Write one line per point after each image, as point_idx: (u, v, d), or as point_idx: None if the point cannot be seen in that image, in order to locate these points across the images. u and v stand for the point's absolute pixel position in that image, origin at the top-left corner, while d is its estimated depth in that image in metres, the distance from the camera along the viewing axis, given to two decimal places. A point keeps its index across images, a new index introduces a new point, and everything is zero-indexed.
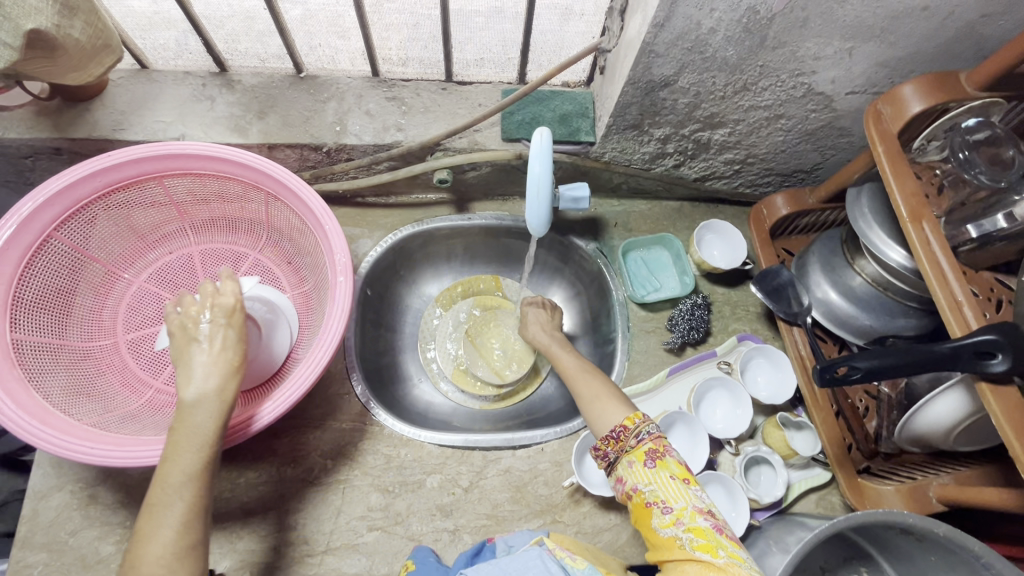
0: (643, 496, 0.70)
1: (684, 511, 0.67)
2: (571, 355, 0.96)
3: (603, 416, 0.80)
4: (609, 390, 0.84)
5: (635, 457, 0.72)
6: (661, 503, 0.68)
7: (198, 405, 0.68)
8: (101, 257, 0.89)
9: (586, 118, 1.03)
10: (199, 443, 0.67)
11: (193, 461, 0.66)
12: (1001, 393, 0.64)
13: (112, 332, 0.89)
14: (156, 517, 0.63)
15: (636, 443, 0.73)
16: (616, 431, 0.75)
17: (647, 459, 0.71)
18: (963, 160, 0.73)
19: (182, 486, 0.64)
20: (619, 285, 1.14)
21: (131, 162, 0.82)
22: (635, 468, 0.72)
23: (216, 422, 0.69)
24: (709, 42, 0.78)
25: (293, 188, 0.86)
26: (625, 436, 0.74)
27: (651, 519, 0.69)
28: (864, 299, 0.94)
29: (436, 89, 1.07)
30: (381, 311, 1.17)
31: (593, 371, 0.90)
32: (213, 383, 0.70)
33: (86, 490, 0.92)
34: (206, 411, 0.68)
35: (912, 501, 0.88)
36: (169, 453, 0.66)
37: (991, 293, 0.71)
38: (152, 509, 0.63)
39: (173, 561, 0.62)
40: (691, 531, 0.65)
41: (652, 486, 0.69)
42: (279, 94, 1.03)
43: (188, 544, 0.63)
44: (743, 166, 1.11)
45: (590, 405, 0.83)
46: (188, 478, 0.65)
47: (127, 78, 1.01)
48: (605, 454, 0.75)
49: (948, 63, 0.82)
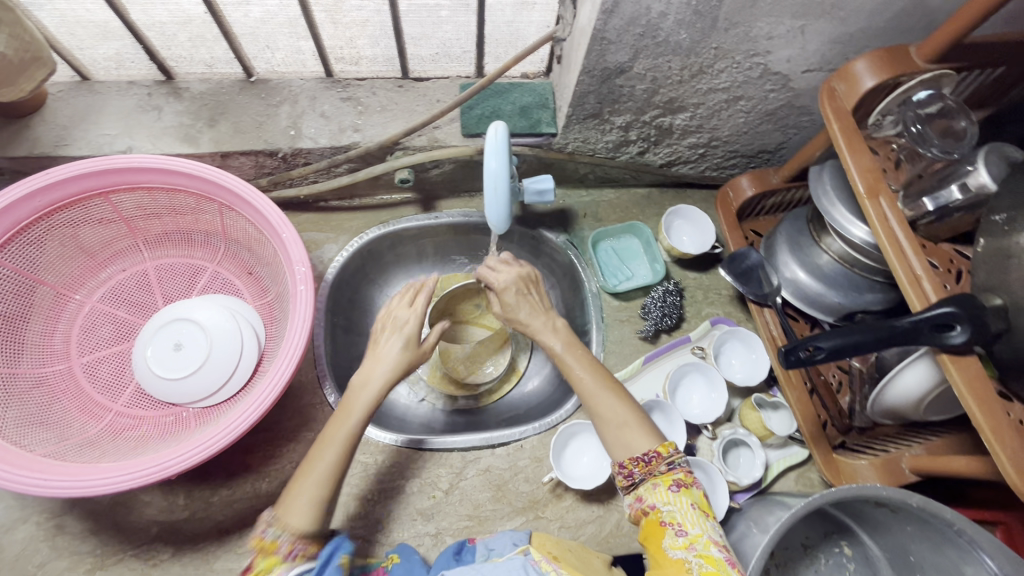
0: (660, 514, 0.72)
1: (698, 537, 0.68)
2: (581, 360, 0.84)
3: (629, 445, 0.77)
4: (635, 413, 0.79)
5: (661, 480, 0.74)
6: (677, 524, 0.70)
7: (361, 397, 0.78)
8: (49, 279, 0.85)
9: (547, 109, 1.02)
10: (350, 432, 0.76)
11: (338, 450, 0.74)
12: (962, 364, 0.64)
13: (66, 356, 0.86)
14: (308, 480, 0.72)
15: (667, 469, 0.75)
16: (648, 455, 0.75)
17: (673, 484, 0.74)
18: (918, 134, 0.74)
19: (333, 438, 0.75)
20: (590, 272, 1.14)
21: (74, 179, 0.79)
22: (659, 491, 0.74)
23: (372, 403, 0.79)
24: (660, 27, 0.77)
25: (246, 197, 0.83)
26: (656, 461, 0.75)
27: (662, 538, 0.70)
28: (829, 276, 0.95)
29: (393, 87, 1.05)
30: (353, 316, 1.14)
31: (614, 387, 0.82)
32: (390, 364, 0.81)
33: (52, 520, 0.90)
34: (371, 390, 0.79)
35: (886, 474, 0.89)
36: (331, 417, 0.77)
37: (951, 265, 0.72)
38: (311, 456, 0.74)
39: (314, 507, 0.70)
40: (702, 558, 0.67)
41: (671, 506, 0.72)
42: (229, 100, 1.00)
43: (327, 497, 0.72)
44: (707, 150, 1.10)
45: (616, 431, 0.78)
46: (338, 441, 0.75)
47: (67, 91, 0.97)
48: (630, 473, 0.75)
49: (898, 37, 0.82)
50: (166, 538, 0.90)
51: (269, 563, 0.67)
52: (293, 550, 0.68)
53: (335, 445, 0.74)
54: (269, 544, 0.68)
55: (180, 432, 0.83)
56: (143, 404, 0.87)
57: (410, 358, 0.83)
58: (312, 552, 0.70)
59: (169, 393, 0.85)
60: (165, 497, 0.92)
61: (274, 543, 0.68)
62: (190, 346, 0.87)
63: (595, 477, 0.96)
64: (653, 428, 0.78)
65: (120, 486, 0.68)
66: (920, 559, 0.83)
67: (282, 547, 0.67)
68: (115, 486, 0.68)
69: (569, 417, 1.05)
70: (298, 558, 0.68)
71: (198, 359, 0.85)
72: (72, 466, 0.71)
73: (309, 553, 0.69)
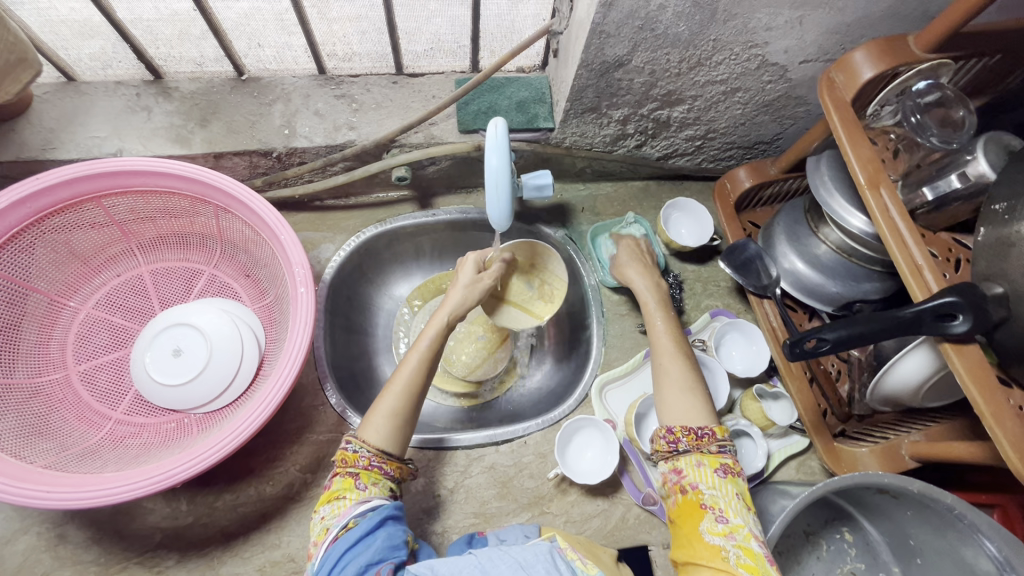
0: (701, 497, 0.73)
1: (739, 529, 0.70)
2: (666, 325, 0.95)
3: (682, 413, 0.82)
4: (700, 388, 0.85)
5: (709, 461, 0.76)
6: (718, 511, 0.72)
7: (432, 333, 0.86)
8: (42, 286, 0.84)
9: (544, 103, 1.01)
10: (424, 363, 0.84)
11: (414, 378, 0.82)
12: (965, 352, 0.65)
13: (62, 365, 0.84)
14: (384, 405, 0.79)
15: (717, 451, 0.77)
16: (703, 431, 0.78)
17: (721, 468, 0.76)
18: (916, 124, 0.74)
19: (411, 362, 0.83)
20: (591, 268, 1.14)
21: (66, 183, 0.77)
22: (704, 471, 0.76)
23: (444, 327, 0.87)
24: (659, 19, 0.76)
25: (243, 199, 0.82)
26: (709, 439, 0.78)
27: (701, 521, 0.72)
28: (829, 266, 0.95)
29: (387, 83, 1.04)
30: (352, 316, 1.13)
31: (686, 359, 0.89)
32: (461, 296, 0.90)
33: (53, 530, 0.89)
34: (442, 317, 0.88)
35: (887, 460, 0.90)
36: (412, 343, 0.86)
37: (950, 254, 0.72)
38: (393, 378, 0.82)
39: (393, 418, 0.78)
40: (741, 549, 0.68)
41: (715, 491, 0.74)
42: (220, 99, 0.98)
43: (405, 411, 0.79)
44: (704, 142, 1.10)
45: (679, 395, 0.84)
46: (415, 362, 0.83)
47: (53, 93, 0.95)
48: (676, 441, 0.78)
49: (895, 26, 0.82)
50: (170, 544, 0.89)
51: (346, 483, 0.73)
52: (372, 465, 0.75)
53: (411, 372, 0.82)
54: (351, 457, 0.75)
55: (182, 439, 0.82)
56: (142, 411, 0.86)
57: (478, 300, 0.92)
58: (388, 471, 0.76)
59: (170, 400, 0.84)
60: (169, 503, 0.91)
61: (356, 448, 0.75)
62: (190, 351, 0.86)
63: (599, 472, 0.96)
64: (710, 410, 0.83)
65: (126, 496, 0.68)
66: (920, 543, 0.85)
67: (364, 451, 0.75)
68: (119, 496, 0.67)
69: (572, 412, 1.05)
70: (376, 472, 0.75)
71: (198, 363, 0.84)
72: (74, 477, 0.70)
73: (386, 471, 0.76)
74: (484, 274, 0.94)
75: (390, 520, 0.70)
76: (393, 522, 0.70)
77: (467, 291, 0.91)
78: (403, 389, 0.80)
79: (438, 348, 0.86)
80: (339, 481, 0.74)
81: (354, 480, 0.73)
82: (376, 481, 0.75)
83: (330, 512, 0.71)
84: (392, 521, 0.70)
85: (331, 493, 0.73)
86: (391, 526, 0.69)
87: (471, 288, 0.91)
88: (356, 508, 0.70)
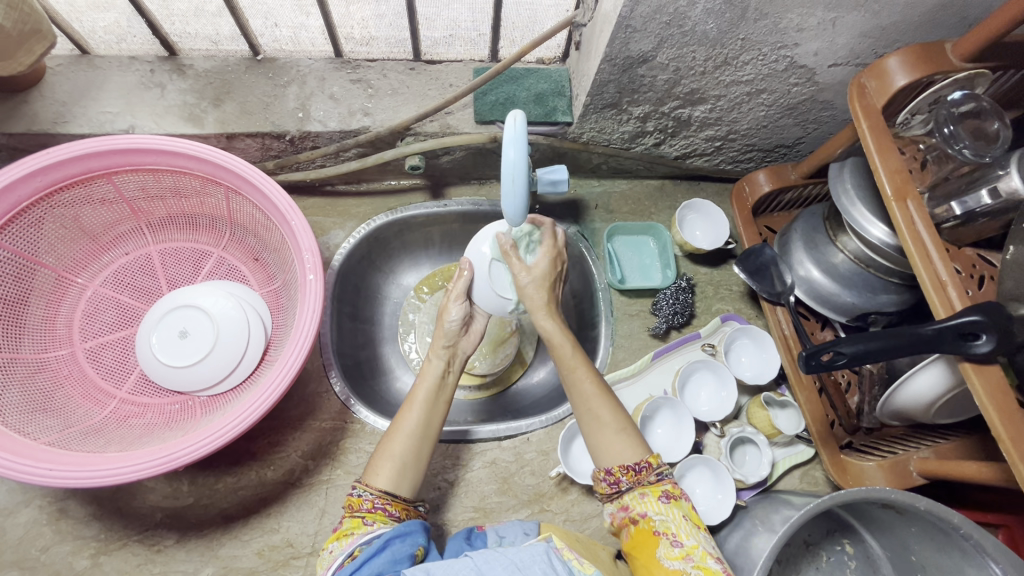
0: (652, 523, 0.71)
1: (695, 549, 0.68)
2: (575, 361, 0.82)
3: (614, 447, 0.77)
4: (625, 419, 0.79)
5: (650, 490, 0.73)
6: (672, 535, 0.70)
7: (428, 373, 0.83)
8: (50, 262, 0.83)
9: (563, 97, 0.99)
10: (427, 405, 0.81)
11: (418, 419, 0.80)
12: (985, 373, 0.63)
13: (68, 341, 0.84)
14: (387, 449, 0.77)
15: (656, 480, 0.74)
16: (639, 465, 0.75)
17: (663, 495, 0.73)
18: (948, 135, 0.71)
19: (410, 406, 0.81)
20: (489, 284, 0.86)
21: (77, 158, 0.76)
22: (648, 500, 0.73)
23: (443, 366, 0.84)
24: (688, 15, 0.74)
25: (255, 182, 0.80)
26: (645, 472, 0.75)
27: (656, 548, 0.69)
28: (845, 275, 0.93)
29: (405, 69, 1.02)
30: (359, 303, 1.12)
31: (606, 392, 0.80)
32: (452, 327, 0.84)
33: (55, 504, 0.89)
34: (437, 355, 0.84)
35: (895, 477, 0.88)
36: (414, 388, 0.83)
37: (973, 270, 0.70)
38: (397, 422, 0.80)
39: (400, 466, 0.77)
40: (700, 570, 0.66)
41: (664, 516, 0.71)
42: (234, 79, 0.97)
43: (414, 458, 0.78)
44: (724, 143, 1.08)
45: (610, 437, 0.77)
46: (414, 405, 0.81)
47: (66, 66, 0.94)
48: (617, 482, 0.75)
49: (931, 31, 0.79)
50: (170, 524, 0.90)
51: (353, 523, 0.71)
52: (376, 507, 0.73)
53: (416, 415, 0.80)
54: (355, 501, 0.73)
55: (186, 421, 0.82)
56: (146, 391, 0.86)
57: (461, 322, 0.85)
58: (393, 513, 0.74)
59: (171, 380, 0.84)
60: (170, 483, 0.91)
61: (359, 493, 0.74)
62: (196, 334, 0.85)
63: None
64: (640, 436, 0.78)
65: (130, 476, 0.67)
66: (922, 559, 0.83)
67: (367, 495, 0.73)
68: (124, 476, 0.67)
69: None
70: (380, 515, 0.73)
71: (204, 347, 0.84)
72: (77, 455, 0.70)
73: (391, 512, 0.74)
74: (457, 285, 0.86)
75: (395, 539, 0.69)
76: (399, 540, 0.69)
77: (451, 322, 0.84)
78: (407, 435, 0.78)
79: (441, 385, 0.83)
80: (346, 521, 0.72)
81: (362, 520, 0.72)
82: (382, 521, 0.72)
83: (337, 547, 0.69)
84: (397, 539, 0.69)
85: (339, 531, 0.71)
86: (397, 543, 0.68)
87: (452, 307, 0.85)
88: (361, 537, 0.69)
